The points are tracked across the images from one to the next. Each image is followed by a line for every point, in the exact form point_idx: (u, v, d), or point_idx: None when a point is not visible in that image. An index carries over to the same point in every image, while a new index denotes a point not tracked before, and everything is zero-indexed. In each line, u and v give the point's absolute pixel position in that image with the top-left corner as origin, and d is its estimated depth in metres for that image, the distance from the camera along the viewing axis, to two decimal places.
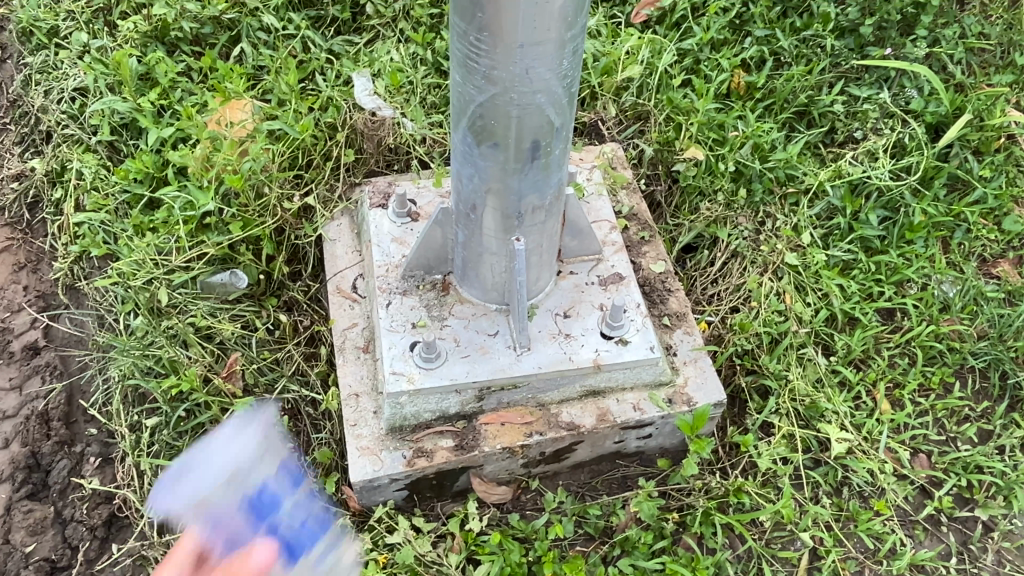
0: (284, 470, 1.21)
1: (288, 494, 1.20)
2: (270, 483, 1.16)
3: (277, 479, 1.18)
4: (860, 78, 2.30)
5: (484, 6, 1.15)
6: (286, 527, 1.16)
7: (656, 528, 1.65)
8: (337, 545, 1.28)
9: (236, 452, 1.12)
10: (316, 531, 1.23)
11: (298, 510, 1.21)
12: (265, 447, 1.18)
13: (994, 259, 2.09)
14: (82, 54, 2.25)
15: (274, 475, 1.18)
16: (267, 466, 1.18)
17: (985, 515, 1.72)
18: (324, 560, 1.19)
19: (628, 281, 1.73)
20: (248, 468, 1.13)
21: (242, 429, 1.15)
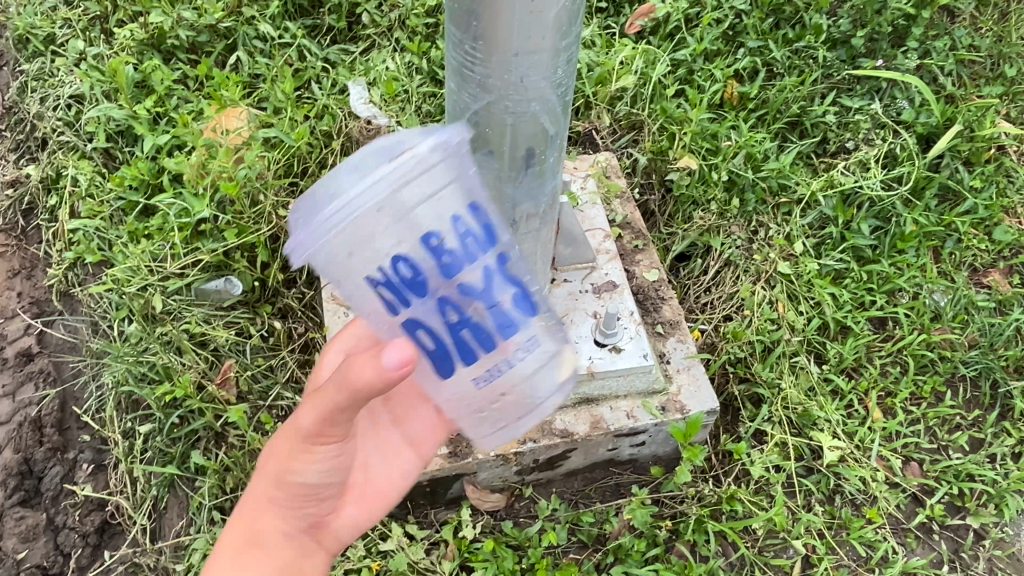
0: (460, 221, 0.87)
1: (473, 297, 0.89)
2: (426, 279, 0.87)
3: (439, 276, 0.87)
4: (851, 89, 2.32)
5: (479, 14, 1.16)
6: (442, 335, 0.91)
7: (650, 536, 1.65)
8: (545, 332, 0.96)
9: (357, 209, 0.81)
10: (515, 298, 0.92)
11: (474, 274, 0.89)
12: (427, 195, 0.85)
13: (985, 269, 2.11)
14: (78, 61, 2.26)
15: (443, 256, 0.87)
16: (422, 217, 0.85)
17: (977, 523, 1.73)
18: (499, 371, 0.94)
19: (621, 289, 1.74)
20: (388, 218, 0.83)
21: (374, 180, 0.81)
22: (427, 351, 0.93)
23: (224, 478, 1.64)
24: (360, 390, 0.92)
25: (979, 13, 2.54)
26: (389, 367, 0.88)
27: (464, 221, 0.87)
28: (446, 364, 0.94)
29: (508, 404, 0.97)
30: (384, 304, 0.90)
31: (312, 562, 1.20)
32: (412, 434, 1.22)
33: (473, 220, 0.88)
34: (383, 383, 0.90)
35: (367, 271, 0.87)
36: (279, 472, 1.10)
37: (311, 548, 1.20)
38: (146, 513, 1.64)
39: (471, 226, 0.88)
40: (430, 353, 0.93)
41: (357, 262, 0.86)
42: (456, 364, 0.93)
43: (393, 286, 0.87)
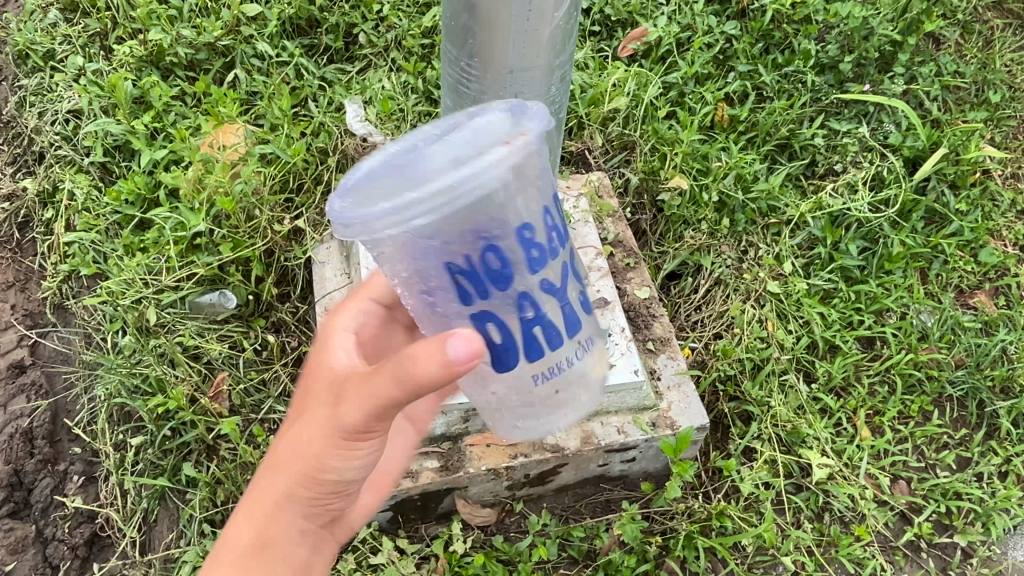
0: (549, 217, 0.94)
1: (551, 292, 0.98)
2: (516, 271, 0.91)
3: (528, 270, 0.92)
4: (840, 112, 2.36)
5: (474, 27, 1.20)
6: (516, 327, 0.96)
7: (640, 551, 1.65)
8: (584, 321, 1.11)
9: (481, 193, 0.82)
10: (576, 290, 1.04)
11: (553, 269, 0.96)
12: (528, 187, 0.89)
13: (971, 290, 2.14)
14: (77, 77, 2.29)
15: (534, 247, 0.92)
16: (524, 211, 0.89)
17: (964, 541, 1.75)
18: (556, 364, 1.04)
19: (613, 306, 1.77)
20: (500, 204, 0.86)
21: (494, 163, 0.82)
22: (497, 343, 0.97)
23: (215, 490, 1.63)
24: (422, 386, 0.92)
25: (964, 40, 2.59)
26: (458, 358, 0.89)
27: (551, 215, 0.95)
28: (511, 358, 0.99)
29: (551, 399, 1.08)
30: (468, 292, 0.91)
31: (323, 552, 1.26)
32: (412, 411, 1.33)
33: (558, 218, 0.97)
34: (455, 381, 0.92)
35: (458, 257, 0.87)
36: (311, 474, 1.10)
37: (323, 539, 1.26)
38: (135, 526, 1.64)
39: (554, 221, 0.96)
40: (500, 346, 0.97)
41: (457, 247, 0.86)
42: (523, 357, 1.00)
43: (481, 275, 0.89)
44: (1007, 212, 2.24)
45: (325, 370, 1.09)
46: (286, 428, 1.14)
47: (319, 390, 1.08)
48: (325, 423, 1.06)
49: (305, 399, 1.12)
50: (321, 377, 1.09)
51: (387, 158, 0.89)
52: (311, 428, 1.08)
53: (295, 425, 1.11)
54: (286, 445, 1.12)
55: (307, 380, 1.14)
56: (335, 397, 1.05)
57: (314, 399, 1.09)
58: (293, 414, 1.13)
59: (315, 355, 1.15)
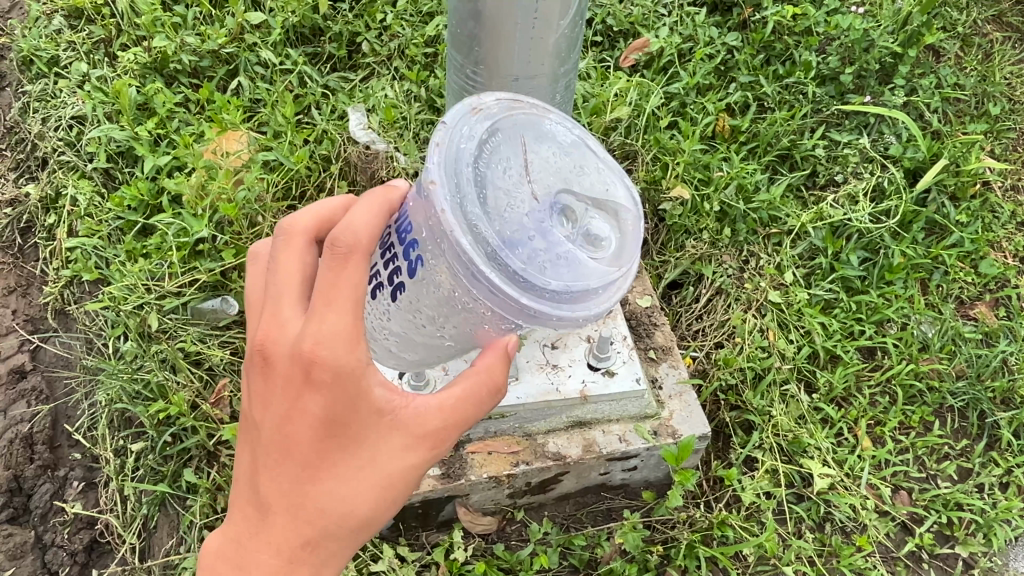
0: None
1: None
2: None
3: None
4: (840, 123, 2.37)
5: (479, 34, 1.21)
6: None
7: (641, 560, 1.65)
8: None
9: None
10: None
11: None
12: None
13: (972, 301, 2.15)
14: (81, 83, 2.29)
15: None
16: None
17: (966, 552, 1.74)
18: None
19: (615, 314, 1.76)
20: None
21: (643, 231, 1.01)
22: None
23: (215, 497, 1.63)
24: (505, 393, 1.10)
25: (963, 53, 2.61)
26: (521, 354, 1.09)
27: None
28: None
29: None
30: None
31: None
32: None
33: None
34: None
35: None
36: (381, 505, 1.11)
37: None
38: (135, 532, 1.64)
39: None
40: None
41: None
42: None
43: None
44: (1007, 223, 2.25)
45: (394, 416, 1.03)
46: (342, 482, 1.04)
47: (401, 440, 1.04)
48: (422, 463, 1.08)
49: (365, 450, 1.03)
50: (399, 426, 1.03)
51: (550, 229, 0.93)
52: (401, 476, 1.05)
53: (371, 479, 1.04)
54: (357, 499, 1.05)
55: (355, 428, 1.02)
56: (433, 440, 1.05)
57: (393, 448, 1.04)
58: (349, 467, 1.04)
59: (353, 402, 1.00)
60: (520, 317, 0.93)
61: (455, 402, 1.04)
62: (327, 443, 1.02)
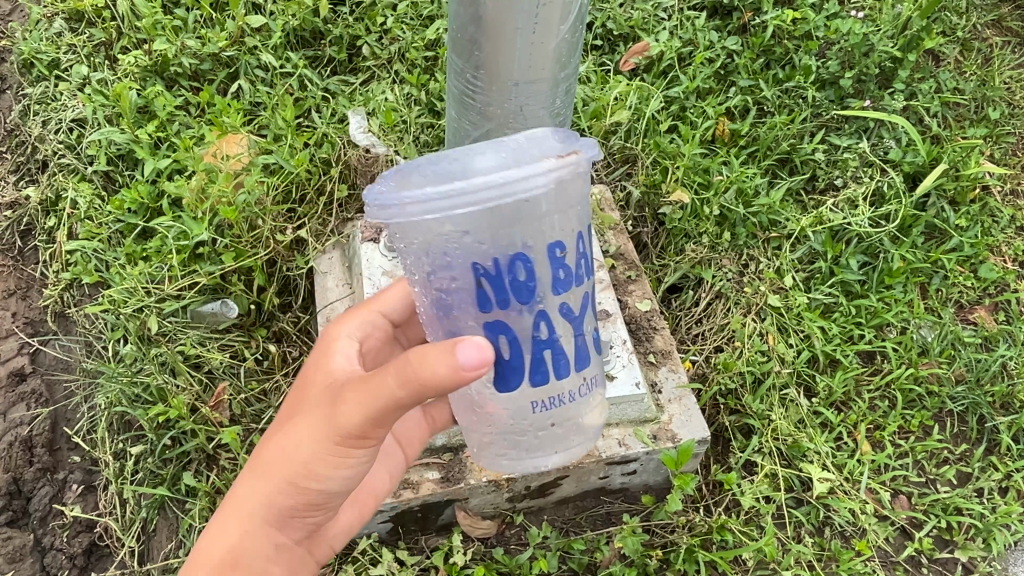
0: (581, 243, 1.02)
1: (567, 318, 1.03)
2: (536, 284, 0.97)
3: (552, 290, 0.99)
4: (840, 127, 2.38)
5: (480, 41, 1.22)
6: (526, 344, 1.00)
7: (640, 564, 1.65)
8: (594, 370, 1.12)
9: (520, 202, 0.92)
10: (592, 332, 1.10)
11: (576, 296, 1.03)
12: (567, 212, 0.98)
13: (971, 305, 2.15)
14: (81, 86, 2.30)
15: (561, 267, 0.99)
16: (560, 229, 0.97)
17: (965, 557, 1.74)
18: (558, 397, 1.08)
19: (614, 318, 1.78)
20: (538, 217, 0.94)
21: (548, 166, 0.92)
22: (505, 356, 1.01)
23: (214, 500, 1.63)
24: (430, 388, 0.94)
25: (963, 57, 2.61)
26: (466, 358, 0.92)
27: (584, 244, 1.02)
28: (517, 375, 1.03)
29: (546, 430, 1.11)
30: (485, 294, 0.96)
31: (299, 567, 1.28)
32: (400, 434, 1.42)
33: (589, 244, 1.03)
34: (459, 382, 0.93)
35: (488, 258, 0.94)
36: (296, 479, 1.13)
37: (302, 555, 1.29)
38: (134, 535, 1.64)
39: (587, 251, 1.03)
40: (509, 360, 1.01)
41: (487, 244, 0.93)
42: (528, 379, 1.04)
43: (505, 280, 0.95)
44: (1006, 228, 2.26)
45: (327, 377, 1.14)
46: (280, 430, 1.18)
47: (319, 397, 1.13)
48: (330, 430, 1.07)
49: (299, 402, 1.17)
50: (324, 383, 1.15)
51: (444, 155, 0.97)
52: (304, 428, 1.11)
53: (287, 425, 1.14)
54: (273, 446, 1.15)
55: (307, 386, 1.19)
56: (334, 400, 1.08)
57: (312, 404, 1.13)
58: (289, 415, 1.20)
59: (318, 363, 1.22)
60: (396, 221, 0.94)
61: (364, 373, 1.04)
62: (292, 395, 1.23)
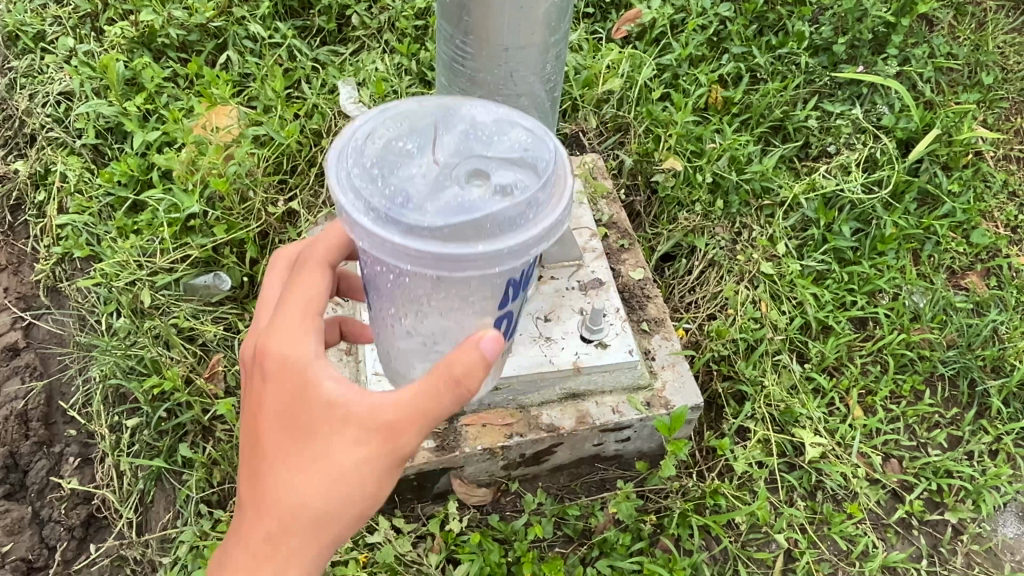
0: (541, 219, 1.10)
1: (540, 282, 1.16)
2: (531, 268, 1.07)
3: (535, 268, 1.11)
4: (833, 94, 2.37)
5: (471, 7, 1.21)
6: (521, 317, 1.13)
7: (634, 529, 1.67)
8: None
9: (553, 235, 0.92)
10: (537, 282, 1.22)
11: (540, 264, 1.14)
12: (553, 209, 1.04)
13: (963, 271, 2.16)
14: (67, 58, 2.27)
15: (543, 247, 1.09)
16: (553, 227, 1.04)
17: (955, 518, 1.76)
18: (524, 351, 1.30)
19: (608, 286, 1.78)
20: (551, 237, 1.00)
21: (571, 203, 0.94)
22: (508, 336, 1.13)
23: (211, 471, 1.64)
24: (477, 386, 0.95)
25: (957, 22, 2.60)
26: (490, 354, 0.94)
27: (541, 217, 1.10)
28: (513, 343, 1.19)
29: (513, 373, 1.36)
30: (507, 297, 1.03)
31: None
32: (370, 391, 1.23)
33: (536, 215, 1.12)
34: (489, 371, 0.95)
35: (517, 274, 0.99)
36: (357, 511, 1.04)
37: None
38: (132, 506, 1.64)
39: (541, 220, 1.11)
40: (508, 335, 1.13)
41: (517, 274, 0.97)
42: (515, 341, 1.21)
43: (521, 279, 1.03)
44: (999, 193, 2.26)
45: (346, 408, 0.99)
46: (286, 492, 1.01)
47: (351, 431, 0.99)
48: (376, 452, 0.99)
49: (321, 443, 1.00)
50: (338, 414, 0.99)
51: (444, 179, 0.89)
52: (356, 472, 1.00)
53: (323, 472, 1.00)
54: (313, 492, 1.01)
55: (310, 422, 1.00)
56: (389, 431, 0.98)
57: (347, 442, 0.99)
58: (298, 455, 1.01)
59: (300, 393, 1.01)
60: (408, 265, 0.88)
61: (413, 393, 0.96)
62: (266, 430, 1.04)
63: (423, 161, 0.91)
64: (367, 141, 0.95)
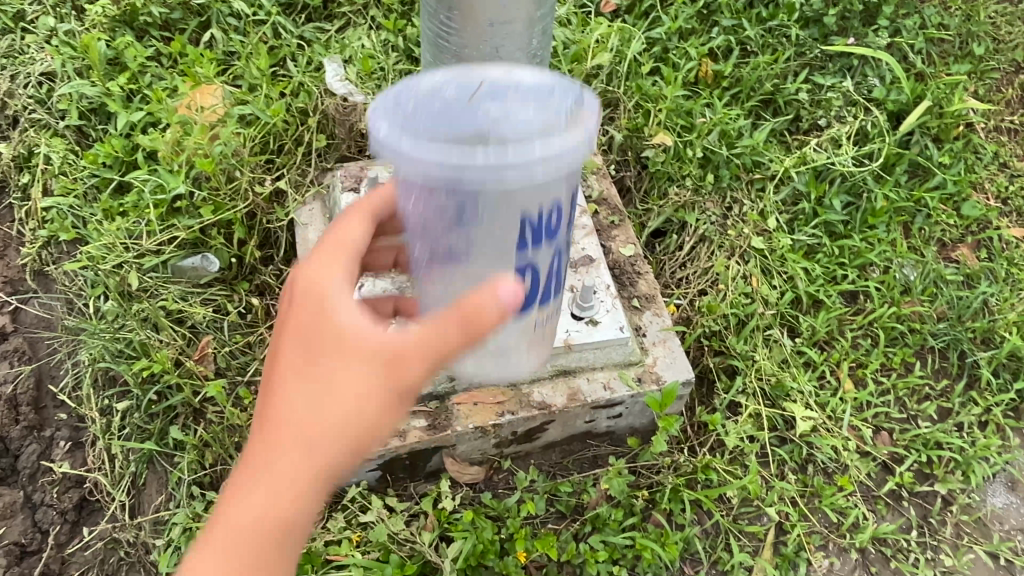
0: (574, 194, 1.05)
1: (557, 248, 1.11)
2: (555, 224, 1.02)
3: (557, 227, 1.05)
4: (824, 66, 2.35)
5: (455, 52, 1.31)
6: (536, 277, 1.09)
7: (626, 505, 1.68)
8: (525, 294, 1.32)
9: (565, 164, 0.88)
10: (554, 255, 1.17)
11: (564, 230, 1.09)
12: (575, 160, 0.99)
13: (954, 243, 2.16)
14: (48, 38, 2.23)
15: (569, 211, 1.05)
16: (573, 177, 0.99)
17: (945, 489, 1.78)
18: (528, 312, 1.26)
19: (598, 263, 1.77)
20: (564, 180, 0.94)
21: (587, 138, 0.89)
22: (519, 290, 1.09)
23: (202, 453, 1.64)
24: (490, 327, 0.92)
25: None
26: (509, 303, 0.92)
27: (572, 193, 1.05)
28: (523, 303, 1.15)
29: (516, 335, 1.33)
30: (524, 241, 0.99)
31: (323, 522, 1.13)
32: None
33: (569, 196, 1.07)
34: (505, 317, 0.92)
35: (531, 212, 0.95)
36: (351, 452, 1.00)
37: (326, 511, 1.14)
38: (124, 489, 1.64)
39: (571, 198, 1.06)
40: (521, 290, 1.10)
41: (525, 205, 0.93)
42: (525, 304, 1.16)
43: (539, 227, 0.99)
44: (989, 164, 2.26)
45: (356, 338, 0.97)
46: (286, 428, 0.98)
47: (357, 359, 0.96)
48: (377, 381, 0.96)
49: (324, 369, 0.97)
50: (346, 342, 0.97)
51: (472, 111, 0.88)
52: (357, 402, 0.96)
53: (325, 399, 0.97)
54: (312, 422, 0.98)
55: (317, 348, 0.98)
56: (392, 360, 0.95)
57: (352, 370, 0.96)
58: (304, 382, 0.99)
59: (315, 323, 0.99)
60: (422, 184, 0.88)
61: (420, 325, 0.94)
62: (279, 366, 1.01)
63: (451, 93, 0.90)
64: (418, 89, 0.90)
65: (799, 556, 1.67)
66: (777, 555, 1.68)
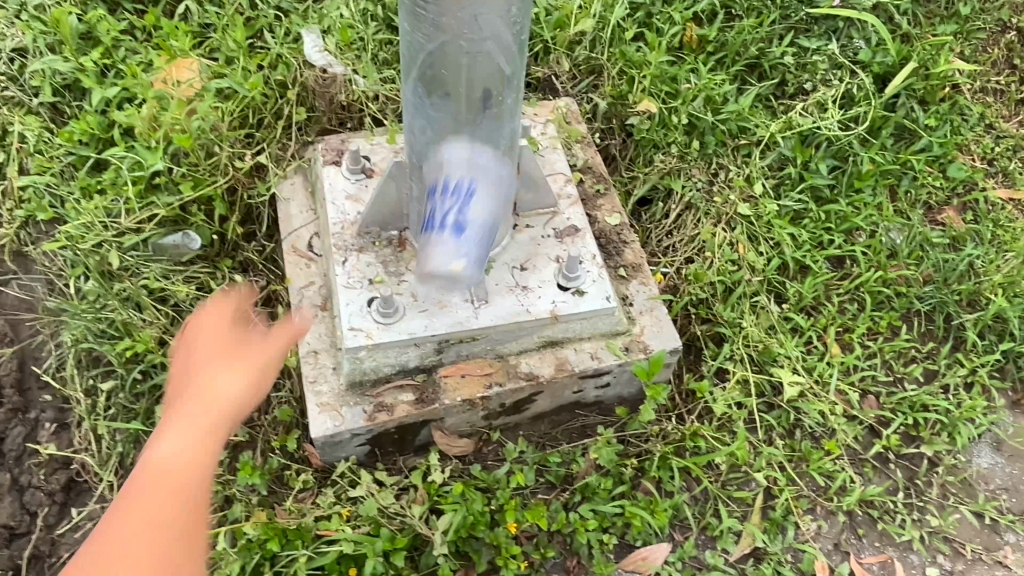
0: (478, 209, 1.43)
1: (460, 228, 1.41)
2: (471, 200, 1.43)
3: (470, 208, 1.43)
4: (809, 29, 2.32)
5: (438, 70, 1.37)
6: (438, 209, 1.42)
7: (616, 474, 1.69)
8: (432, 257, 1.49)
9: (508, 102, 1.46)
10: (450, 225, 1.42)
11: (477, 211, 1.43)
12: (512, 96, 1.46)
13: (940, 206, 2.16)
14: (18, 12, 2.18)
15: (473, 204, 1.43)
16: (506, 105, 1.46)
17: (931, 451, 1.79)
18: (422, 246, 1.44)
19: (584, 233, 1.76)
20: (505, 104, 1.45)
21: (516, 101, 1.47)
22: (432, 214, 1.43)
23: None
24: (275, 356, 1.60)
25: None
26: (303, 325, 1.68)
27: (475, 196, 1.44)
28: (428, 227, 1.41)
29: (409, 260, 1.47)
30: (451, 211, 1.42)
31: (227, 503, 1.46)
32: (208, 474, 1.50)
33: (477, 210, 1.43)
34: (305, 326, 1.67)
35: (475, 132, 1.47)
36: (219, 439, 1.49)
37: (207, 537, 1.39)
38: (112, 469, 1.64)
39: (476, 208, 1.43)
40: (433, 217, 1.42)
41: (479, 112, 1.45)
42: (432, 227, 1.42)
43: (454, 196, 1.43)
44: (975, 126, 2.25)
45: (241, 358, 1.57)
46: (153, 471, 1.40)
47: (235, 370, 1.56)
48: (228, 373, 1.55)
49: (201, 374, 1.55)
50: (217, 377, 1.55)
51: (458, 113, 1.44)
52: (235, 394, 1.53)
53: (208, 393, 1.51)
54: (197, 424, 1.47)
55: (205, 362, 1.57)
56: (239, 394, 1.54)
57: (226, 373, 1.55)
58: (201, 391, 1.53)
59: (217, 364, 1.57)
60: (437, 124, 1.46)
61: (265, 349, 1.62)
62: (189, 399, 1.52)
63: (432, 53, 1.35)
64: (444, 43, 1.33)
65: (787, 520, 1.69)
66: (766, 520, 1.69)
